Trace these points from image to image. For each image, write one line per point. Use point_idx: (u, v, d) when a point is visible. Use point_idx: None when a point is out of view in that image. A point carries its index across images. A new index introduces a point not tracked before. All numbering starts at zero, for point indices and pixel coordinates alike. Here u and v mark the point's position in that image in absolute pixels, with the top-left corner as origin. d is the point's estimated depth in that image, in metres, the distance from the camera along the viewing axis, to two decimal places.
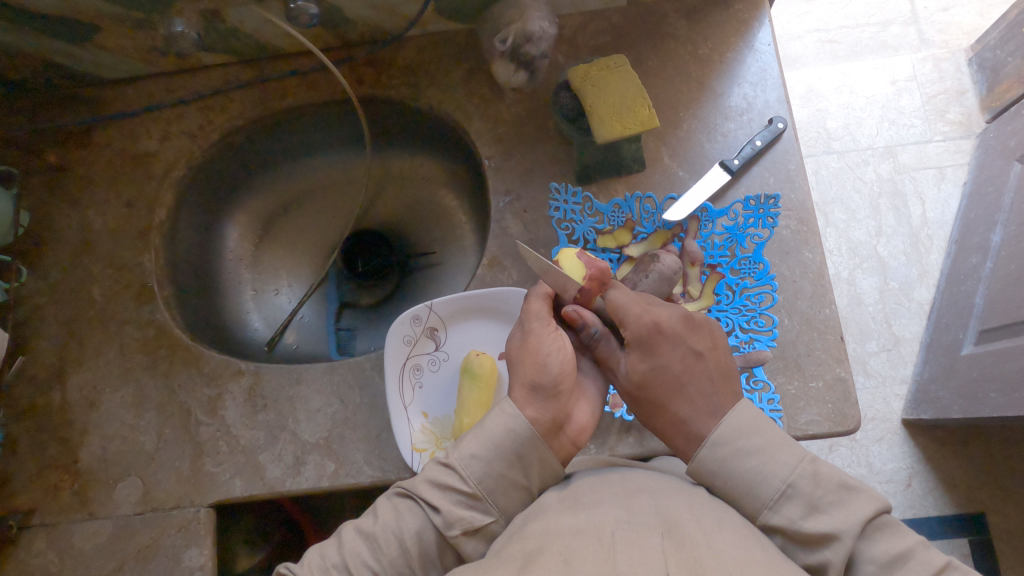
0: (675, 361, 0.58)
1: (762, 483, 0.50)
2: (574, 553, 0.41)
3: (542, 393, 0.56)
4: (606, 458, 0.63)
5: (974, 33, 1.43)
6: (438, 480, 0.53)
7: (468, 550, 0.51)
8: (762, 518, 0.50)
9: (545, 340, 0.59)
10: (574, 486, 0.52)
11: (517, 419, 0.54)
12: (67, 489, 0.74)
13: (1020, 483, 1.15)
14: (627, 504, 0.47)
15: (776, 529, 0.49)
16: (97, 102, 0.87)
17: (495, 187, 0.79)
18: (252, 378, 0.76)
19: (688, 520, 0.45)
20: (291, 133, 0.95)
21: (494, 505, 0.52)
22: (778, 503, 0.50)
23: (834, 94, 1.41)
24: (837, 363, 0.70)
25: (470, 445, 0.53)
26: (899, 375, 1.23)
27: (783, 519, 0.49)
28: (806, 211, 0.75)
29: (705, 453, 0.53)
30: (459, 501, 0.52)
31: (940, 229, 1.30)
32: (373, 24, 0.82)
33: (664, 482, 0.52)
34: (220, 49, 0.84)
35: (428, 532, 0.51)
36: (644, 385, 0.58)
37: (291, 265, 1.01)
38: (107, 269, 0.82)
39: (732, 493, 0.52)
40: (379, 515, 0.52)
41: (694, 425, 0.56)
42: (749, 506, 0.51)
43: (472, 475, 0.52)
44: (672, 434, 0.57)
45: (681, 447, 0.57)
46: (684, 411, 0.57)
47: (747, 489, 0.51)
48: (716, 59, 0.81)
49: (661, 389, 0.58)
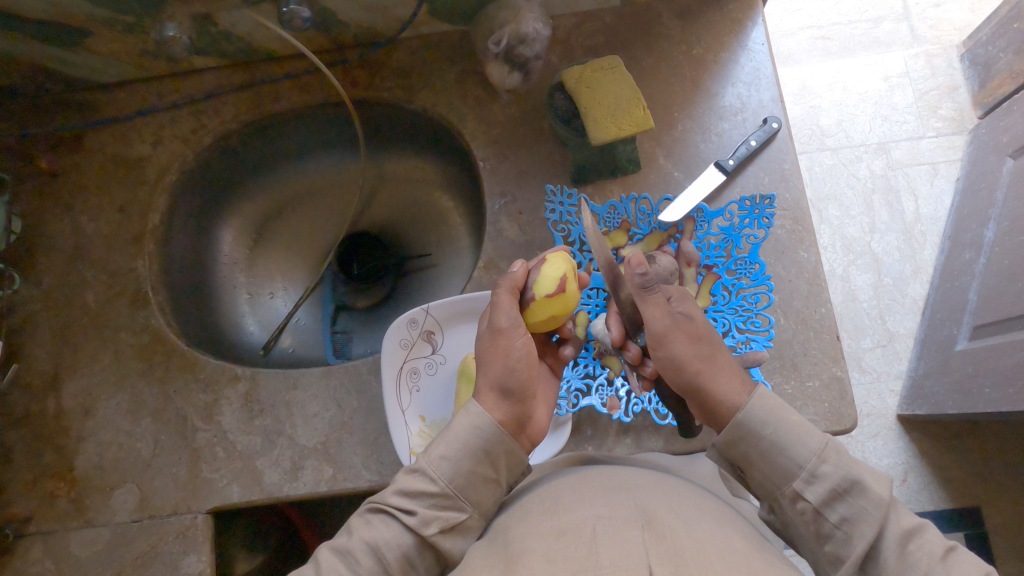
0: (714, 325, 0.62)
1: (808, 434, 0.52)
2: (558, 553, 0.41)
3: (508, 395, 0.55)
4: (571, 458, 0.64)
5: (965, 29, 1.43)
6: (405, 486, 0.52)
7: (447, 547, 0.51)
8: (809, 468, 0.50)
9: (515, 342, 0.57)
10: (554, 487, 0.51)
11: (482, 416, 0.54)
12: (63, 497, 0.74)
13: (1014, 476, 1.16)
14: (606, 501, 0.47)
15: (824, 477, 0.50)
16: (90, 107, 0.86)
17: (490, 188, 0.79)
18: (249, 383, 0.76)
19: (666, 513, 0.45)
20: (285, 135, 0.95)
21: (467, 501, 0.52)
22: (826, 453, 0.51)
23: (827, 91, 1.41)
24: (833, 362, 0.70)
25: (438, 447, 0.53)
26: (893, 370, 1.23)
27: (833, 467, 0.50)
28: (801, 210, 0.75)
29: (758, 402, 0.54)
30: (432, 503, 0.51)
31: (933, 225, 1.30)
32: (366, 26, 0.81)
33: (644, 477, 0.52)
34: (213, 53, 0.84)
35: (407, 539, 0.51)
36: (703, 327, 0.60)
37: (286, 268, 1.00)
38: (101, 275, 0.82)
39: (780, 444, 0.52)
40: (353, 531, 0.51)
41: (740, 378, 0.57)
42: (797, 455, 0.51)
43: (441, 475, 0.51)
44: (724, 376, 0.57)
45: (734, 391, 0.56)
46: (730, 362, 0.59)
47: (797, 438, 0.52)
48: (710, 59, 0.81)
49: (712, 335, 0.60)
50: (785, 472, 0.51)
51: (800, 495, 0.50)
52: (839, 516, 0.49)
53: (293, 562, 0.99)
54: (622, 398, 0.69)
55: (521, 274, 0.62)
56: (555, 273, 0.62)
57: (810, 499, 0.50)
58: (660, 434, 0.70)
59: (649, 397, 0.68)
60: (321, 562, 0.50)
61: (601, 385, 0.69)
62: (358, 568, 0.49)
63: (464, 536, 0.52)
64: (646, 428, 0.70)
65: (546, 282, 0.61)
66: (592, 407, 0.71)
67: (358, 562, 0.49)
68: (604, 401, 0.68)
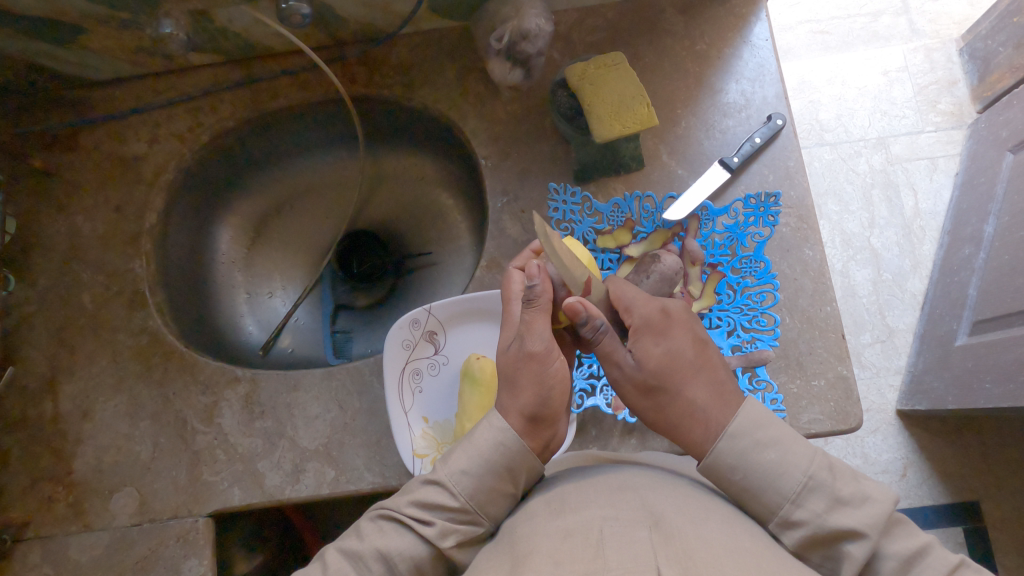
0: (687, 346, 0.56)
1: (783, 477, 0.49)
2: (564, 554, 0.41)
3: (531, 419, 0.53)
4: (585, 455, 0.64)
5: (964, 23, 1.42)
6: (423, 498, 0.51)
7: (460, 559, 0.51)
8: (782, 514, 0.49)
9: (549, 366, 0.54)
10: (559, 488, 0.51)
11: (507, 433, 0.53)
12: (61, 500, 0.73)
13: (1012, 470, 1.17)
14: (613, 502, 0.46)
15: (800, 523, 0.48)
16: (84, 105, 0.85)
17: (493, 187, 0.78)
18: (249, 385, 0.75)
19: (673, 513, 0.45)
20: (282, 133, 0.93)
21: (485, 516, 0.51)
22: (800, 498, 0.48)
23: (826, 86, 1.41)
24: (838, 361, 0.70)
25: (459, 460, 0.52)
26: (892, 365, 1.23)
27: (808, 514, 0.48)
28: (806, 208, 0.75)
29: (726, 446, 0.51)
30: (451, 516, 0.51)
31: (932, 220, 1.30)
32: (364, 22, 0.80)
33: (650, 476, 0.52)
34: (209, 49, 0.82)
35: (422, 551, 0.50)
36: (660, 371, 0.54)
37: (285, 267, 0.99)
38: (97, 276, 0.80)
39: (752, 488, 0.50)
40: (365, 535, 0.51)
41: (712, 413, 0.53)
42: (769, 501, 0.49)
43: (462, 490, 0.51)
44: (687, 425, 0.53)
45: (697, 438, 0.53)
46: (700, 397, 0.53)
47: (769, 483, 0.49)
48: (713, 55, 0.80)
49: (674, 375, 0.54)
50: (760, 513, 0.50)
51: (778, 537, 0.50)
52: (823, 556, 0.48)
53: (293, 560, 0.98)
54: None
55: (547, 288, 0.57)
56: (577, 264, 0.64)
57: (787, 543, 0.49)
58: (665, 435, 0.69)
59: None
60: (328, 563, 0.49)
61: (606, 385, 0.70)
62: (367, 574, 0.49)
63: (470, 541, 0.52)
64: (652, 428, 0.69)
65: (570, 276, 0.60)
66: (596, 407, 0.70)
67: (368, 568, 0.49)
68: (609, 401, 0.69)
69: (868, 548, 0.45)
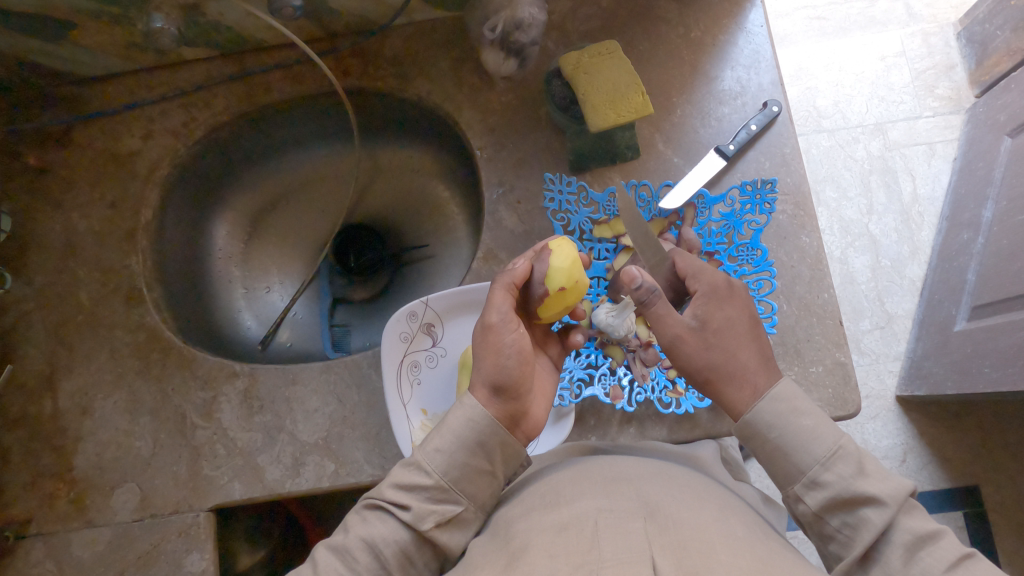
0: (744, 318, 0.58)
1: (816, 441, 0.50)
2: (559, 548, 0.40)
3: (501, 393, 0.55)
4: (584, 445, 0.65)
5: (962, 6, 1.41)
6: (400, 480, 0.52)
7: (444, 540, 0.51)
8: (811, 474, 0.50)
9: (506, 337, 0.57)
10: (554, 481, 0.51)
11: (476, 409, 0.54)
12: (62, 497, 0.73)
13: (1011, 453, 1.17)
14: (607, 493, 0.46)
15: (824, 486, 0.49)
16: (76, 101, 0.84)
17: (488, 178, 0.78)
18: (247, 380, 0.75)
19: (665, 503, 0.45)
20: (276, 126, 0.93)
21: (462, 493, 0.52)
22: (830, 462, 0.49)
23: (823, 72, 1.40)
24: (836, 347, 0.70)
25: (433, 440, 0.52)
26: (892, 352, 1.23)
27: (834, 477, 0.49)
28: (803, 194, 0.75)
29: (765, 406, 0.53)
30: (427, 496, 0.51)
31: (931, 205, 1.30)
32: (357, 13, 0.80)
33: (644, 467, 0.52)
34: (201, 43, 0.82)
35: (404, 534, 0.51)
36: (720, 331, 0.57)
37: (281, 262, 0.99)
38: (94, 273, 0.80)
39: (784, 448, 0.51)
40: (349, 528, 0.51)
41: (757, 377, 0.55)
42: (799, 461, 0.51)
43: (436, 468, 0.51)
44: (733, 384, 0.55)
45: (738, 396, 0.55)
46: (750, 361, 0.55)
47: (801, 445, 0.51)
48: (708, 42, 0.80)
49: (730, 338, 0.56)
50: (787, 474, 0.51)
51: (801, 499, 0.51)
52: (841, 521, 0.49)
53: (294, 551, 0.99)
54: (625, 388, 0.69)
55: (523, 270, 0.61)
56: (565, 266, 0.61)
57: (809, 504, 0.50)
58: (664, 423, 0.69)
59: (653, 386, 0.68)
60: (317, 561, 0.49)
61: (604, 374, 0.69)
62: (355, 565, 0.49)
63: (462, 529, 0.52)
64: (650, 417, 0.70)
65: (554, 289, 0.60)
66: (595, 397, 0.70)
67: (357, 561, 0.49)
68: (607, 391, 0.68)
69: (886, 515, 0.46)
